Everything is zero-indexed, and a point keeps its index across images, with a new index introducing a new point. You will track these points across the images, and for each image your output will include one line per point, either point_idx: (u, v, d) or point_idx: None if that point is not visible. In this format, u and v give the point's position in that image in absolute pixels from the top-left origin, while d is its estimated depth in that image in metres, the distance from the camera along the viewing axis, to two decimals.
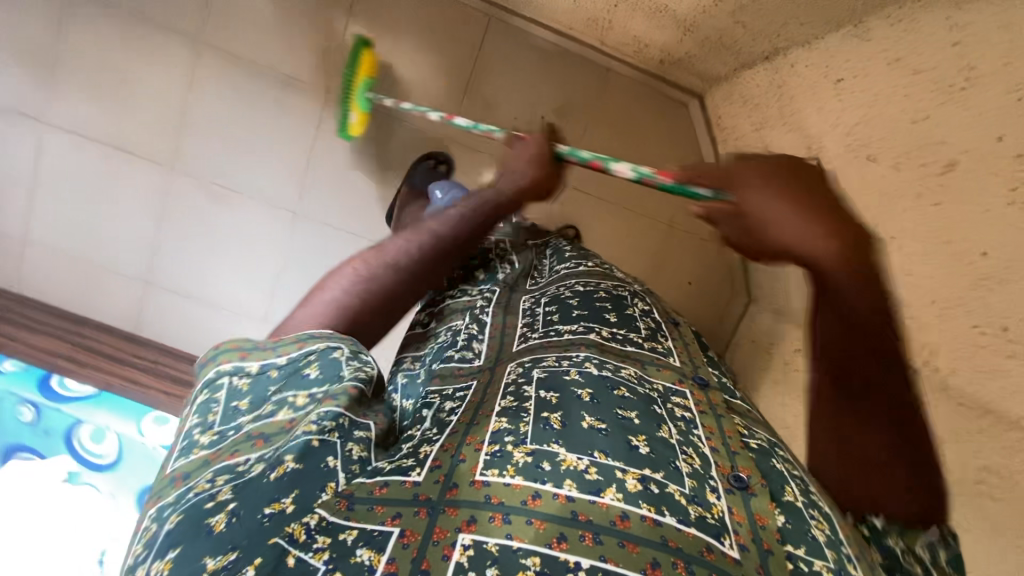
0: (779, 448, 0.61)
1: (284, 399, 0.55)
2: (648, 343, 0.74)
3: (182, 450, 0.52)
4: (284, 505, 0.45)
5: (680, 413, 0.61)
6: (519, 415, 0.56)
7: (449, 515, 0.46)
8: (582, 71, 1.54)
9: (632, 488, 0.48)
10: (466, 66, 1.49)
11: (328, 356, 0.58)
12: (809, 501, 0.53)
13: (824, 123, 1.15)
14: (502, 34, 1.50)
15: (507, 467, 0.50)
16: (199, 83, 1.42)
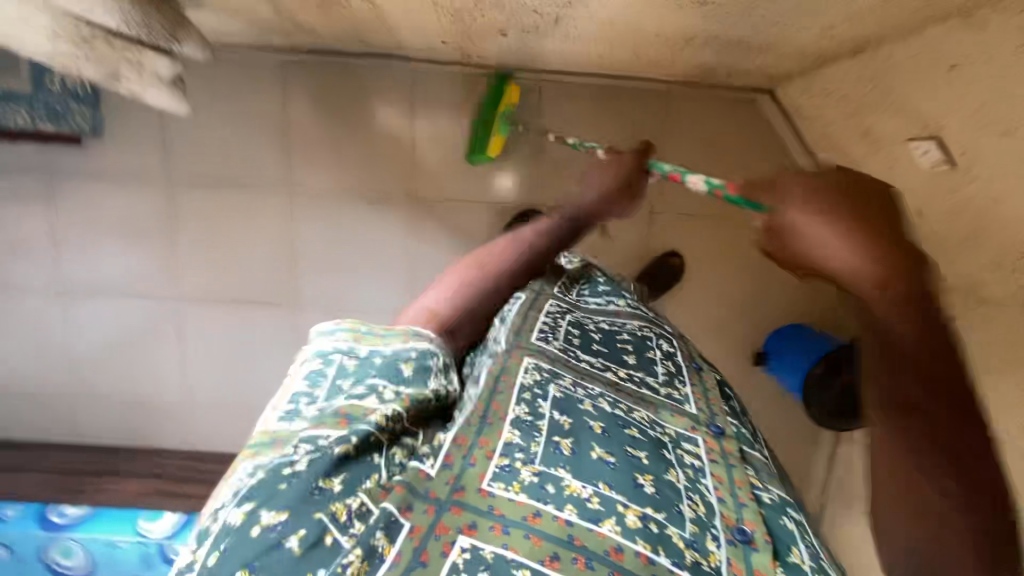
0: (792, 508, 0.71)
1: (375, 387, 0.69)
2: (664, 389, 0.85)
3: (284, 413, 0.65)
4: (330, 484, 0.56)
5: (690, 460, 0.72)
6: (531, 433, 0.66)
7: (454, 514, 0.55)
8: (639, 103, 1.58)
9: (631, 524, 0.58)
10: (529, 129, 1.58)
11: (422, 361, 0.75)
12: (815, 566, 0.62)
13: (937, 104, 0.97)
14: (557, 90, 1.56)
15: (512, 482, 0.59)
16: (298, 222, 1.61)
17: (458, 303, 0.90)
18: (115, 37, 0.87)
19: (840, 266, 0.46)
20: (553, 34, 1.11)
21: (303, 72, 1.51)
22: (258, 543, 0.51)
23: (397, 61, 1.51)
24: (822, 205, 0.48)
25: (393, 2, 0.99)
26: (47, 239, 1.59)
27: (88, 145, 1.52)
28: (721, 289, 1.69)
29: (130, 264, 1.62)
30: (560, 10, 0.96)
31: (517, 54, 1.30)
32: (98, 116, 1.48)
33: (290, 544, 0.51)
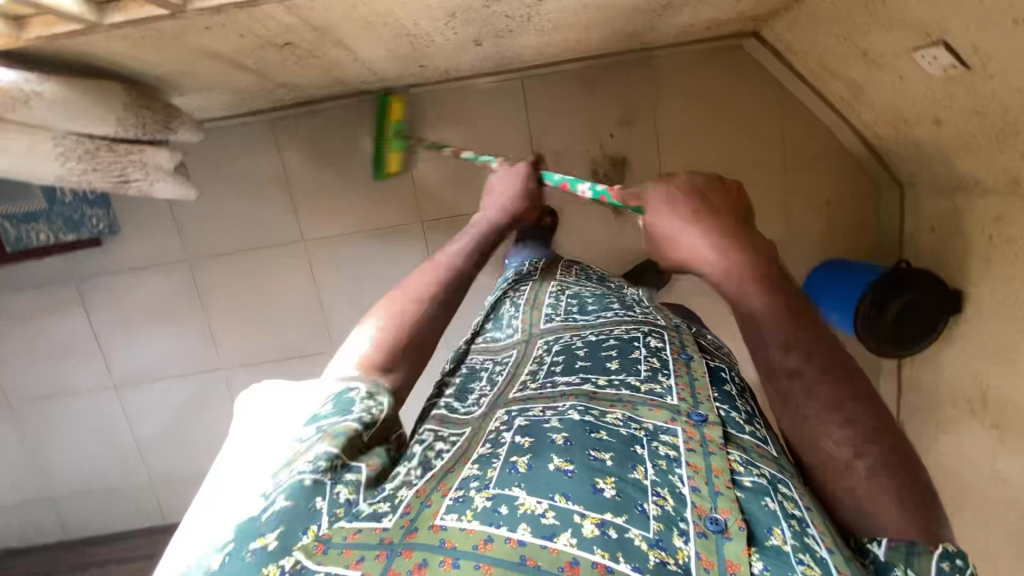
0: (782, 484, 0.66)
1: (303, 441, 0.69)
2: (647, 384, 0.82)
3: (235, 504, 0.68)
4: (266, 541, 0.58)
5: (665, 451, 0.68)
6: (489, 462, 0.67)
7: (403, 558, 0.54)
8: (625, 76, 1.55)
9: (589, 535, 0.55)
10: (521, 129, 1.58)
11: (346, 400, 0.74)
12: (799, 546, 0.58)
13: (935, 11, 0.93)
14: (540, 84, 1.54)
15: (466, 511, 0.59)
16: (320, 270, 1.64)
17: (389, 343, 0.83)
18: (115, 142, 0.90)
19: (701, 260, 0.64)
20: (527, 32, 1.10)
21: (293, 125, 1.54)
22: None
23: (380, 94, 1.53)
24: (669, 209, 0.67)
25: (367, 43, 1.00)
26: (92, 342, 1.65)
27: (107, 244, 1.57)
28: None
29: (170, 348, 1.67)
30: (530, 8, 0.95)
31: (495, 59, 1.29)
32: (111, 217, 1.53)
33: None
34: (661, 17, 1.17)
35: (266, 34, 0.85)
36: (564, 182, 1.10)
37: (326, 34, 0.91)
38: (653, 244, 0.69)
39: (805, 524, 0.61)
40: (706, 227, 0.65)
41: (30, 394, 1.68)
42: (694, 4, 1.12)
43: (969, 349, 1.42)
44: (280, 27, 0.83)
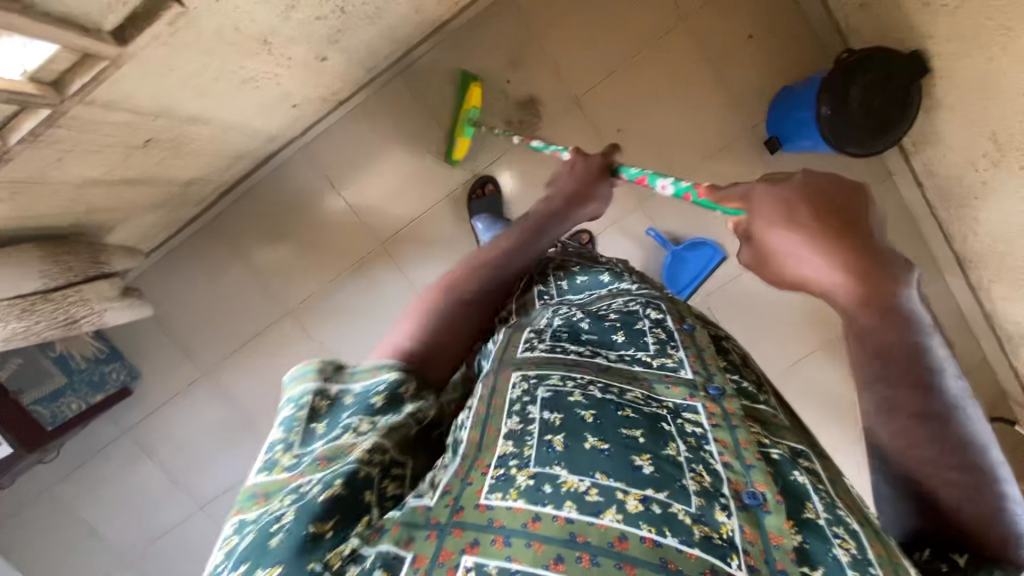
0: (804, 457, 0.57)
1: (350, 425, 0.53)
2: (658, 359, 0.67)
3: (262, 467, 0.52)
4: (322, 528, 0.45)
5: (692, 429, 0.57)
6: (523, 437, 0.53)
7: (454, 537, 0.45)
8: (495, 21, 1.54)
9: (633, 509, 0.46)
10: (427, 118, 1.60)
11: (396, 391, 0.57)
12: (832, 517, 0.50)
13: None
14: (424, 69, 1.57)
15: (511, 489, 0.48)
16: (315, 330, 1.69)
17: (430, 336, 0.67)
18: (52, 292, 0.99)
19: (808, 276, 0.50)
20: (359, 25, 1.11)
21: (231, 215, 1.63)
22: None
23: (288, 150, 1.60)
24: (787, 217, 0.50)
25: (223, 107, 1.05)
26: (168, 482, 1.76)
27: (135, 391, 1.69)
28: (691, 111, 1.59)
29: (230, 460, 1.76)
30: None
31: (358, 66, 1.31)
32: (127, 365, 1.64)
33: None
34: None
35: (118, 141, 0.89)
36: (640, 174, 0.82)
37: (173, 117, 0.95)
38: (754, 255, 0.54)
39: (833, 496, 0.53)
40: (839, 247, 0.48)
41: (137, 548, 1.78)
42: None
43: (965, 97, 1.28)
44: (122, 129, 0.87)
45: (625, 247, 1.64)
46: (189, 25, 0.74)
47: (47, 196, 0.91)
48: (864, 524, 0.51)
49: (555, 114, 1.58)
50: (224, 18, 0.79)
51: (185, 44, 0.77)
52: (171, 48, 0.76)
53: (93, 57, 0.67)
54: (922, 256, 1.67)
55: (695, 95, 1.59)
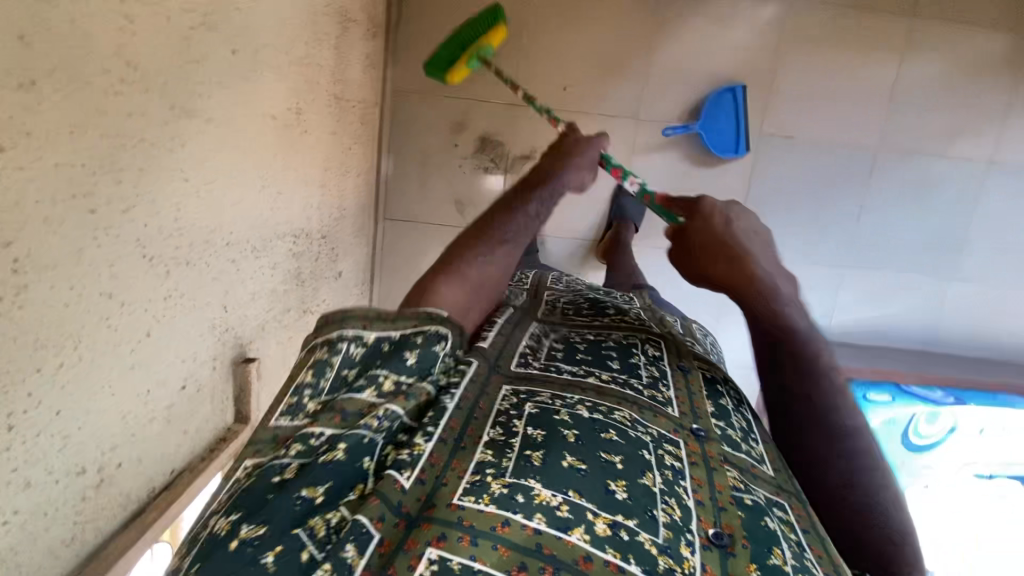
0: (777, 505, 0.55)
1: (376, 378, 0.50)
2: (648, 390, 0.64)
3: (288, 411, 0.50)
4: (315, 494, 0.42)
5: (669, 461, 0.54)
6: (504, 449, 0.50)
7: (421, 529, 0.41)
8: (405, 111, 1.52)
9: (601, 532, 0.43)
10: (429, 228, 1.59)
11: (432, 351, 0.53)
12: (799, 566, 0.48)
13: None
14: (393, 199, 1.57)
15: (485, 494, 0.44)
16: None
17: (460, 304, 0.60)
18: None
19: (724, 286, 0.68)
20: (336, 232, 1.16)
21: None
22: (230, 560, 0.38)
23: None
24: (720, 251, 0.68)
25: None
26: None
27: None
28: (609, 11, 1.48)
29: None
30: (313, 239, 1.01)
31: (357, 249, 1.35)
32: None
33: (266, 560, 0.38)
34: (356, 89, 1.18)
35: None
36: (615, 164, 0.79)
37: None
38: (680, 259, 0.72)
39: (802, 545, 0.51)
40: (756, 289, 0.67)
41: None
42: (348, 56, 1.10)
43: None
44: None
45: (662, 160, 1.56)
46: (262, 364, 0.82)
47: None
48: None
49: (509, 128, 1.53)
50: (272, 331, 0.86)
51: (272, 374, 0.87)
52: (266, 388, 0.85)
53: None
54: None
55: None
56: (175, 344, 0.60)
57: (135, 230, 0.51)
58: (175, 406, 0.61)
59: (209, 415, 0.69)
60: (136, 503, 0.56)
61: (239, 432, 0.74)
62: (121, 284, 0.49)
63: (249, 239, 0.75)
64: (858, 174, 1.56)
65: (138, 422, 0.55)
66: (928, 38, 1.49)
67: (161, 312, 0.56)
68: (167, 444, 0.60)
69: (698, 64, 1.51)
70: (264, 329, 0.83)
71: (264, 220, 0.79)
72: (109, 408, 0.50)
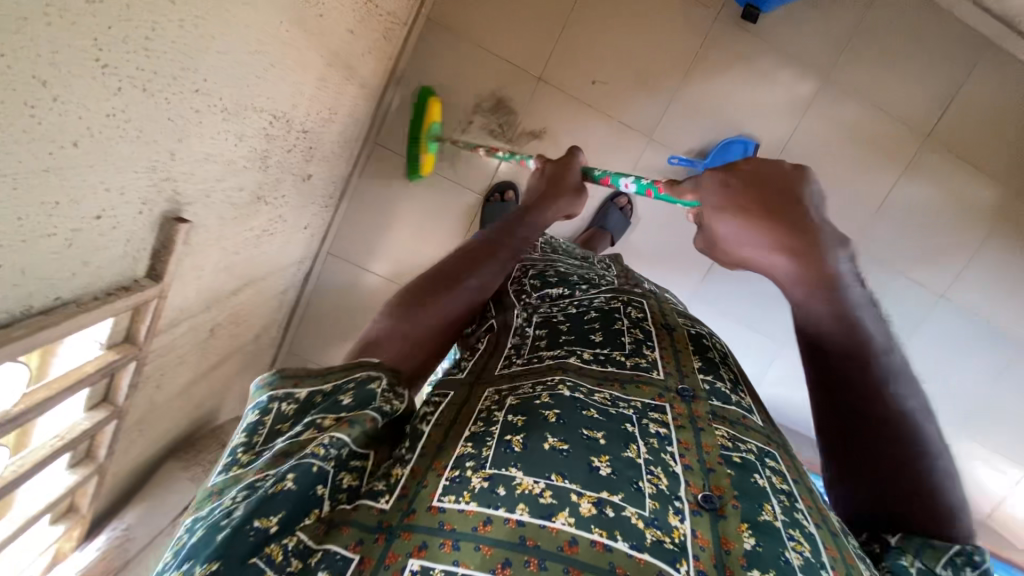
0: (770, 456, 0.56)
1: (311, 423, 0.48)
2: (631, 359, 0.64)
3: (223, 467, 0.47)
4: (268, 524, 0.40)
5: (654, 429, 0.54)
6: (482, 437, 0.51)
7: (403, 539, 0.42)
8: (432, 46, 1.46)
9: (586, 512, 0.44)
10: (416, 169, 1.55)
11: (369, 389, 0.51)
12: (789, 520, 0.49)
13: None
14: (389, 129, 1.51)
15: (464, 492, 0.45)
16: None
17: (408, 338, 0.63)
18: None
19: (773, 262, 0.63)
20: (320, 133, 1.10)
21: (299, 344, 1.66)
22: None
23: (317, 264, 1.59)
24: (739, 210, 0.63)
25: (244, 271, 1.06)
26: None
27: None
28: (661, 24, 1.47)
29: None
30: (293, 128, 0.96)
31: (337, 161, 1.30)
32: None
33: None
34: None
35: (191, 344, 0.97)
36: (603, 176, 0.92)
37: (219, 300, 1.01)
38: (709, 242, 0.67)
39: (794, 498, 0.52)
40: (758, 212, 0.60)
41: None
42: None
43: None
44: (190, 335, 0.95)
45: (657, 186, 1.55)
46: (195, 231, 0.77)
47: (162, 418, 1.00)
48: (821, 526, 0.50)
49: (528, 101, 1.50)
50: (218, 203, 0.82)
51: (201, 246, 0.82)
52: (192, 257, 0.80)
53: (140, 305, 0.71)
54: (968, 37, 1.47)
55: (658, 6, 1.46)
56: (103, 168, 0.55)
57: (97, 28, 0.46)
58: (80, 234, 0.56)
59: (120, 259, 0.65)
60: (4, 315, 0.52)
61: (146, 289, 0.70)
62: (60, 77, 0.45)
63: (223, 98, 0.70)
64: None
65: (33, 232, 0.50)
66: (932, 164, 1.55)
67: (98, 127, 0.51)
68: (60, 267, 0.56)
69: (726, 109, 1.52)
70: (209, 196, 0.78)
71: (247, 86, 0.74)
72: (4, 203, 0.45)
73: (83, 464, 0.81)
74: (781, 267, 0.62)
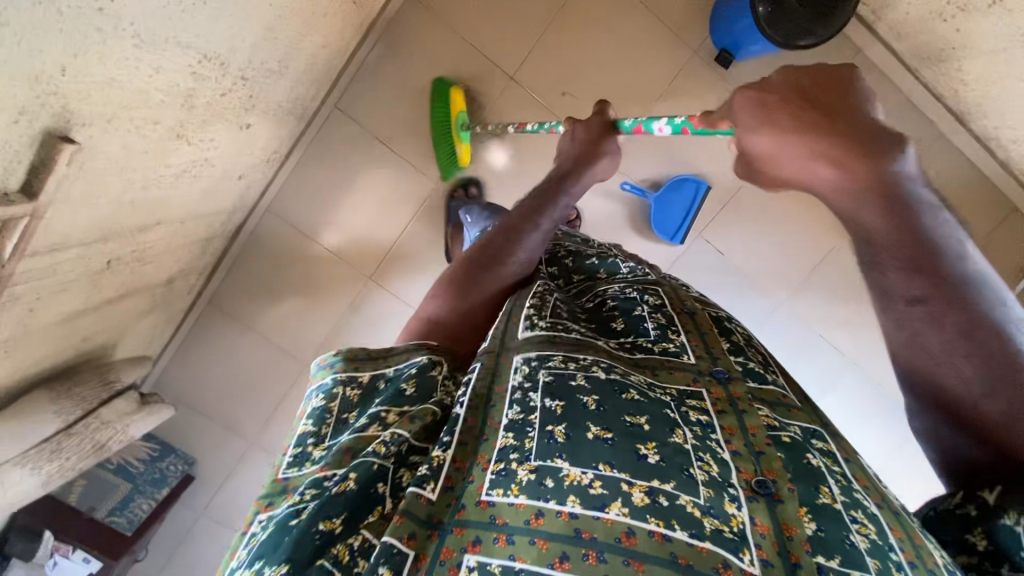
0: (817, 437, 0.57)
1: (376, 416, 0.57)
2: (660, 344, 0.68)
3: (292, 461, 0.56)
4: (332, 525, 0.48)
5: (695, 415, 0.56)
6: (523, 428, 0.53)
7: (455, 535, 0.46)
8: (408, 21, 1.43)
9: (639, 502, 0.46)
10: (373, 142, 1.52)
11: (426, 378, 0.61)
12: (849, 501, 0.50)
13: None
14: (350, 96, 1.48)
15: (512, 485, 0.48)
16: None
17: (450, 310, 0.75)
18: (73, 427, 1.09)
19: (811, 177, 0.54)
20: (264, 83, 1.07)
21: (220, 295, 1.60)
22: None
23: (253, 217, 1.54)
24: (764, 119, 0.56)
25: (156, 208, 1.01)
26: None
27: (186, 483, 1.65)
28: (638, 50, 1.48)
29: None
30: (228, 71, 0.93)
31: (284, 116, 1.27)
32: (183, 456, 1.58)
33: None
34: None
35: (78, 272, 0.92)
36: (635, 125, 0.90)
37: (122, 233, 0.96)
38: (747, 165, 0.60)
39: (848, 479, 0.53)
40: (801, 127, 0.53)
41: None
42: None
43: None
44: (77, 262, 0.90)
45: (606, 209, 1.58)
46: (88, 155, 0.74)
47: (35, 343, 0.95)
48: (882, 507, 0.50)
49: (497, 97, 1.50)
50: (125, 131, 0.78)
51: (97, 172, 0.78)
52: (83, 181, 0.76)
53: (9, 220, 0.67)
54: (924, 125, 1.51)
55: (639, 31, 1.47)
56: None
57: None
58: None
59: None
60: None
61: (16, 205, 0.66)
62: None
63: (134, 23, 0.67)
64: (753, 314, 1.64)
65: None
66: None
67: None
68: None
69: (687, 144, 1.54)
70: (111, 122, 0.74)
71: (168, 16, 0.71)
72: None
73: None
74: (824, 181, 0.53)
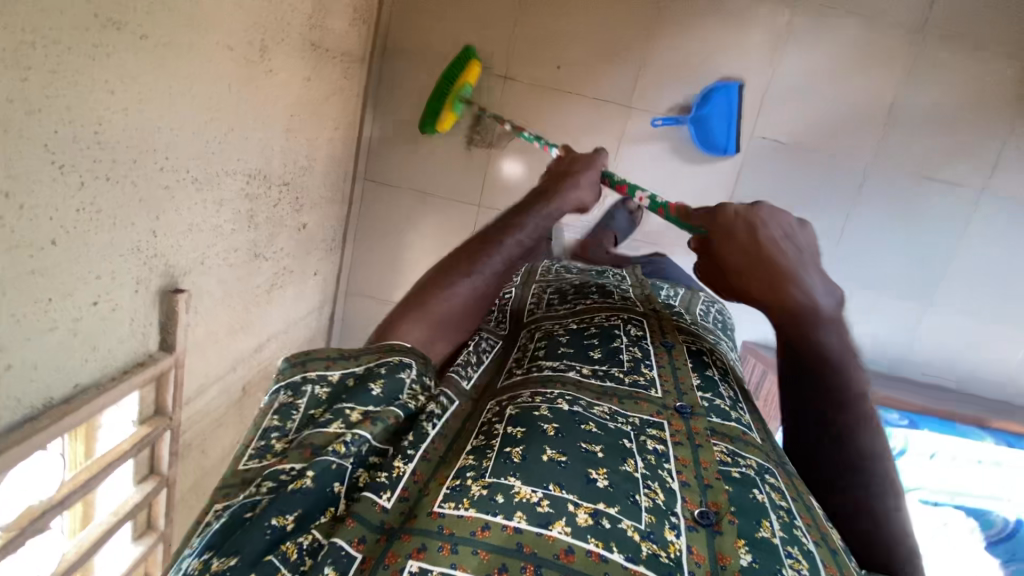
0: (768, 473, 0.51)
1: (341, 412, 0.46)
2: (631, 376, 0.58)
3: (257, 452, 0.44)
4: (285, 521, 0.38)
5: (653, 446, 0.50)
6: (484, 450, 0.46)
7: (402, 542, 0.39)
8: (394, 75, 1.50)
9: (582, 522, 0.40)
10: (409, 194, 1.58)
11: (399, 379, 0.50)
12: (787, 537, 0.44)
13: None
14: (373, 163, 1.56)
15: (464, 499, 0.41)
16: None
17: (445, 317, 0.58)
18: None
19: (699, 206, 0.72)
20: (303, 181, 1.15)
21: None
22: None
23: (339, 305, 1.65)
24: None
25: (262, 326, 1.11)
26: None
27: None
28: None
29: None
30: (271, 183, 1.00)
31: (329, 205, 1.35)
32: None
33: None
34: (337, 40, 1.16)
35: (225, 406, 1.01)
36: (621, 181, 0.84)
37: (244, 358, 1.06)
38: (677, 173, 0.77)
39: (791, 514, 0.47)
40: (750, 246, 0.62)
41: None
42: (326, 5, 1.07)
43: None
44: (221, 397, 1.00)
45: (653, 153, 1.54)
46: (197, 298, 0.82)
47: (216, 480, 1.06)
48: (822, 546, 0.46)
49: (499, 102, 1.51)
50: (216, 268, 0.87)
51: (209, 311, 0.87)
52: (201, 323, 0.85)
53: (161, 376, 0.76)
54: None
55: None
56: (88, 259, 0.60)
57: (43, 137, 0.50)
58: (84, 322, 0.61)
59: (128, 338, 0.69)
60: (29, 409, 0.57)
61: (161, 360, 0.75)
62: (21, 183, 0.50)
63: (190, 170, 0.74)
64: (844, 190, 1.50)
65: (34, 329, 0.55)
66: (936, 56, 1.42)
67: (73, 222, 0.56)
68: (71, 355, 0.61)
69: (698, 58, 1.47)
70: (204, 263, 0.83)
71: (211, 155, 0.78)
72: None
73: (147, 534, 0.86)
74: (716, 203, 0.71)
